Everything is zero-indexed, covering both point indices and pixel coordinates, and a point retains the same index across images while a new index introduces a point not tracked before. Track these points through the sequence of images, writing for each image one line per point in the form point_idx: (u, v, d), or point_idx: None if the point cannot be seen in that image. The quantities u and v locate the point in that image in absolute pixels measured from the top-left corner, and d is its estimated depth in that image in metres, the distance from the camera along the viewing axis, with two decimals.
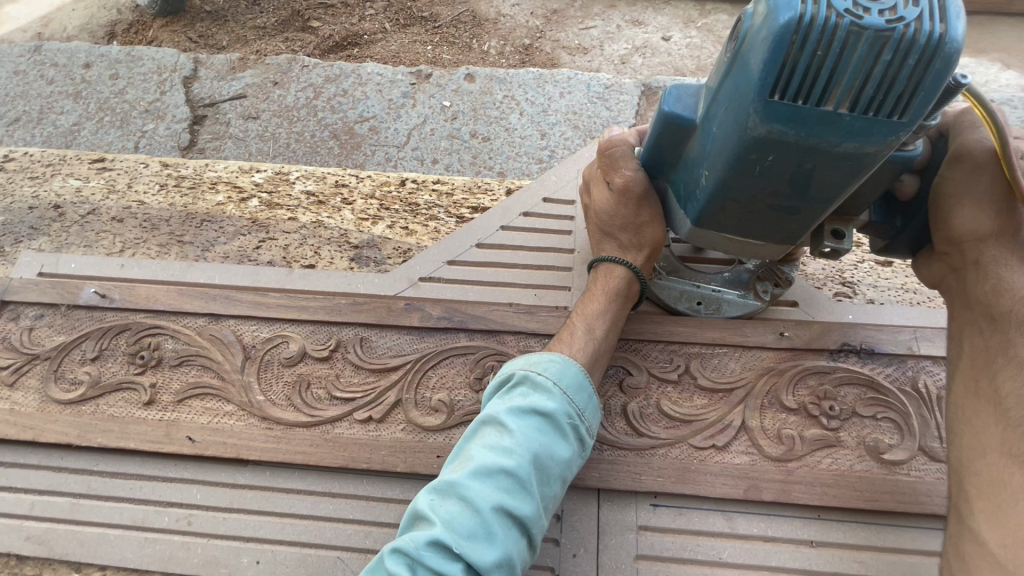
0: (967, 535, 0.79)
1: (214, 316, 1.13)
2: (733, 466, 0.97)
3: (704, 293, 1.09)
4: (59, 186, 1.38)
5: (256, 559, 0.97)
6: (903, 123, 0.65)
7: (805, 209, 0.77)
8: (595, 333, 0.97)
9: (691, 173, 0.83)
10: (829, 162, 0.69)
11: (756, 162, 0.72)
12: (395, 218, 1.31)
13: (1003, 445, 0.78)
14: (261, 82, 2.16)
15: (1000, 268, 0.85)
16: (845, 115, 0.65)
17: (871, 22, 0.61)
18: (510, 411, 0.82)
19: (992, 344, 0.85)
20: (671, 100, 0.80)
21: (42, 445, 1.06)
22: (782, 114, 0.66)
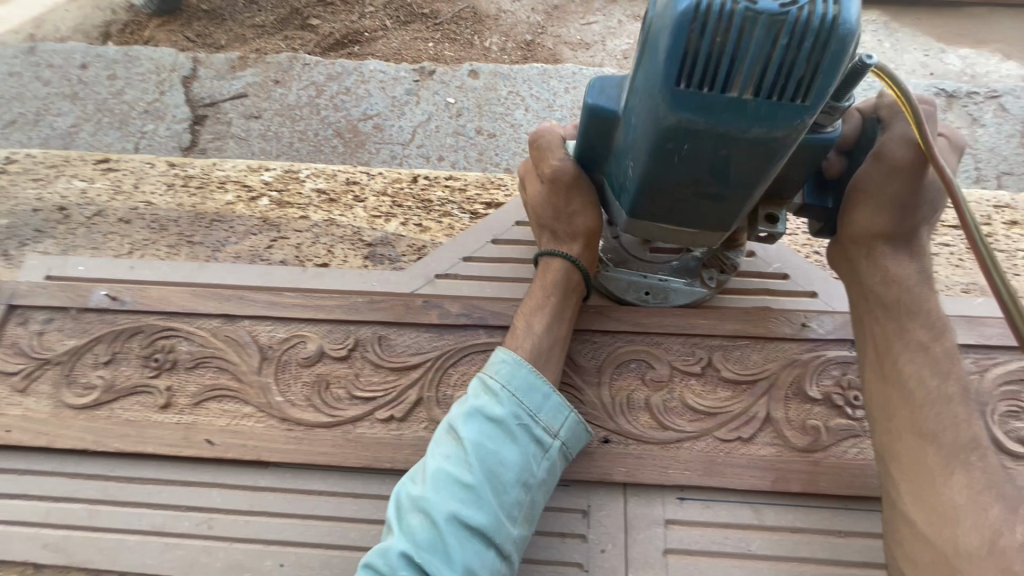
0: (897, 516, 0.80)
1: (229, 317, 1.12)
2: (760, 458, 0.96)
3: (653, 283, 1.09)
4: (64, 188, 1.35)
5: (280, 561, 0.96)
6: (806, 107, 0.65)
7: (727, 195, 0.77)
8: (533, 327, 0.96)
9: (621, 165, 0.83)
10: (743, 148, 0.69)
11: (672, 151, 0.71)
12: (408, 215, 1.30)
13: (914, 425, 0.81)
14: (262, 81, 2.14)
15: (886, 259, 0.89)
16: (752, 101, 0.65)
17: (764, 7, 0.61)
18: (464, 419, 0.84)
19: (889, 330, 0.88)
20: (594, 93, 0.80)
21: (56, 451, 1.04)
22: (689, 102, 0.65)
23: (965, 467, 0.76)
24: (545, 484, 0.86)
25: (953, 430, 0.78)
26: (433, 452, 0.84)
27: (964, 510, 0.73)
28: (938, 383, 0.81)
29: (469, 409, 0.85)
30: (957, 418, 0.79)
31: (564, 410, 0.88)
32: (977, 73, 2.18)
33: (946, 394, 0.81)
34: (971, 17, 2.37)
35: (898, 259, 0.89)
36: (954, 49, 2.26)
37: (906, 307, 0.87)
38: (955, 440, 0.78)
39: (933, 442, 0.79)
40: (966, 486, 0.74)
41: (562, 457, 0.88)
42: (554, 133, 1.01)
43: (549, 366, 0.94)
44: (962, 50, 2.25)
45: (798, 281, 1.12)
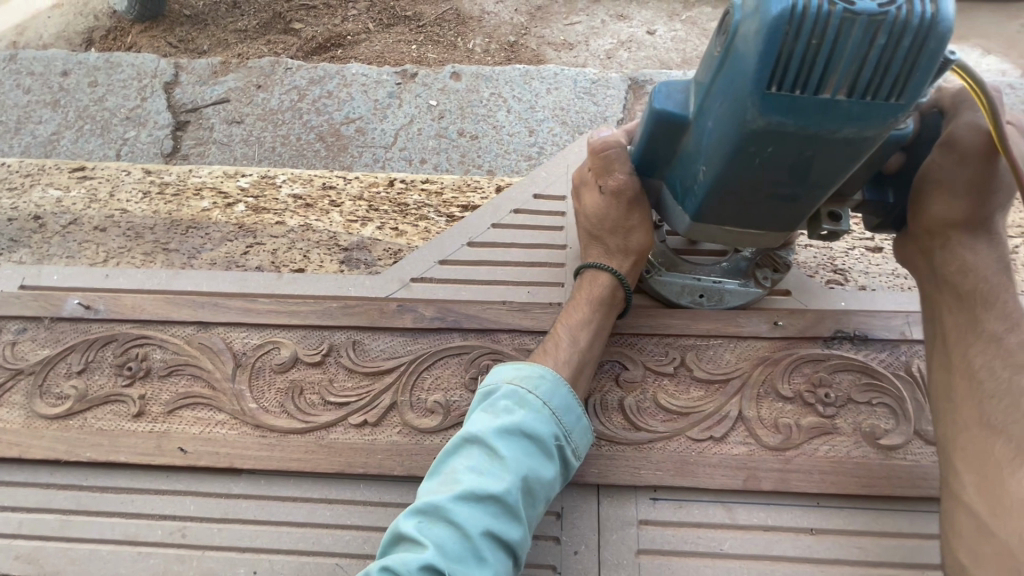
0: (956, 506, 0.81)
1: (203, 324, 1.12)
2: (731, 457, 0.96)
3: (706, 286, 1.09)
4: (39, 197, 1.35)
5: (252, 569, 0.95)
6: (901, 105, 0.64)
7: (803, 197, 0.76)
8: (579, 342, 0.96)
9: (687, 169, 0.82)
10: (829, 150, 0.68)
11: (754, 154, 0.70)
12: (384, 219, 1.30)
13: (983, 416, 0.81)
14: (244, 86, 2.13)
15: (962, 249, 0.90)
16: (844, 101, 0.64)
17: (863, 8, 0.61)
18: (500, 432, 0.83)
19: (962, 323, 0.89)
20: (661, 97, 0.80)
21: (29, 462, 1.04)
22: (781, 105, 0.65)
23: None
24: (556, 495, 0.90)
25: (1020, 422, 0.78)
26: (460, 461, 0.82)
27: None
28: (1013, 376, 0.81)
29: (505, 422, 0.84)
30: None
31: (588, 432, 0.91)
32: None
33: (1017, 387, 0.80)
34: (953, 13, 2.38)
35: (976, 249, 0.90)
36: None
37: (981, 298, 0.88)
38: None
39: (1002, 434, 0.78)
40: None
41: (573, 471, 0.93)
42: (616, 138, 0.98)
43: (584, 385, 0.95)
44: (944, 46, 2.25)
45: None
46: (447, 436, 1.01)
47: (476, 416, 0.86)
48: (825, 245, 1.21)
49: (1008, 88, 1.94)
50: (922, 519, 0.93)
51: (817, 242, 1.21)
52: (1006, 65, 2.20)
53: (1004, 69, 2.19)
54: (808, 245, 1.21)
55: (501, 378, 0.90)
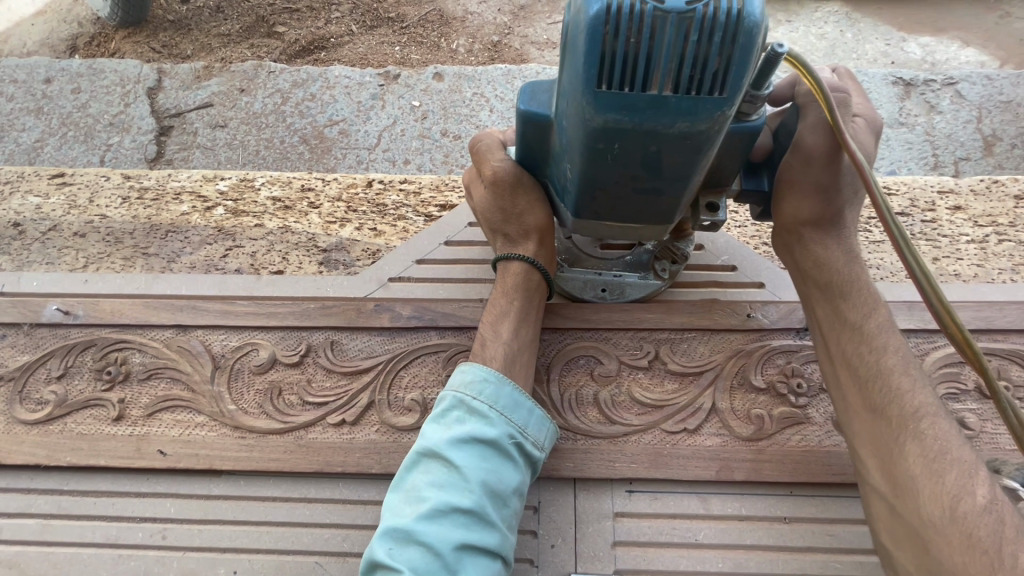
0: (876, 496, 0.80)
1: (182, 327, 1.12)
2: (704, 449, 0.98)
3: (608, 280, 1.10)
4: (18, 204, 1.35)
5: (233, 569, 0.96)
6: (725, 99, 0.64)
7: (668, 190, 0.76)
8: (500, 333, 0.98)
9: (561, 168, 0.82)
10: (672, 143, 0.68)
11: (605, 151, 0.71)
12: (363, 220, 1.30)
13: (867, 401, 0.82)
14: (228, 90, 2.14)
15: (815, 246, 0.94)
16: (671, 97, 0.64)
17: (672, 6, 0.60)
18: (452, 444, 0.83)
19: (830, 314, 0.91)
20: (525, 98, 0.80)
21: (10, 467, 1.04)
22: (612, 104, 0.65)
23: (914, 434, 0.74)
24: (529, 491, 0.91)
25: (898, 400, 0.78)
26: (421, 480, 0.82)
27: (919, 480, 0.72)
28: (881, 357, 0.82)
29: (456, 432, 0.85)
30: (900, 389, 0.79)
31: (545, 422, 0.92)
32: (937, 60, 2.20)
33: (885, 367, 0.81)
34: (933, 6, 2.40)
35: (826, 244, 0.94)
36: (915, 36, 2.28)
37: (840, 288, 0.91)
38: (901, 411, 0.77)
39: (883, 416, 0.79)
40: (919, 454, 0.73)
41: (541, 465, 0.94)
42: (492, 137, 1.04)
43: (522, 372, 0.95)
44: (923, 38, 2.27)
45: (746, 272, 1.14)
46: None
47: (429, 430, 0.87)
48: None
49: (984, 80, 1.95)
50: None
51: None
52: (983, 56, 2.23)
53: (982, 61, 2.21)
54: None
55: (446, 390, 0.91)
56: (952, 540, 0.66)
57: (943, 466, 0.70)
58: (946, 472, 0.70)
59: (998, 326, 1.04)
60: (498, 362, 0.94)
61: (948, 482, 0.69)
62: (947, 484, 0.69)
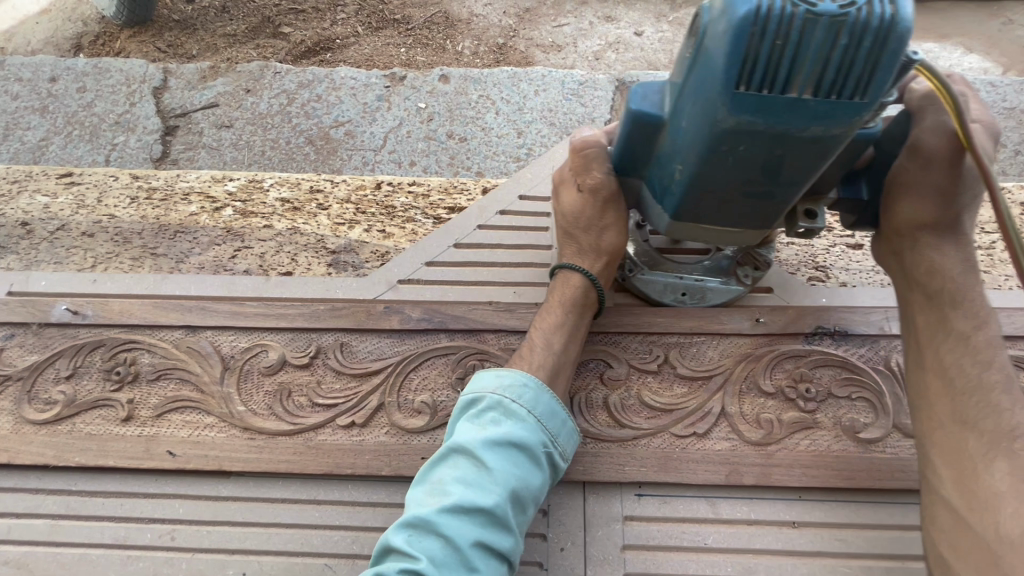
0: (939, 504, 0.82)
1: (191, 328, 1.12)
2: (714, 453, 0.98)
3: (688, 284, 1.10)
4: (26, 203, 1.35)
5: (241, 570, 0.96)
6: (865, 104, 0.64)
7: (778, 193, 0.78)
8: (553, 346, 0.98)
9: (665, 168, 0.83)
10: (799, 148, 0.70)
11: (728, 153, 0.72)
12: (371, 222, 1.31)
13: (957, 413, 0.83)
14: (233, 90, 2.14)
15: (929, 250, 0.92)
16: (810, 100, 0.64)
17: (824, 9, 0.61)
18: (487, 442, 0.84)
19: (932, 321, 0.91)
20: (637, 99, 0.81)
21: (18, 467, 1.04)
22: (750, 105, 0.66)
23: (1008, 452, 0.76)
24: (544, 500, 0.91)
25: (994, 416, 0.79)
26: (448, 474, 0.83)
27: (1005, 497, 0.73)
28: (982, 371, 0.83)
29: (492, 432, 0.85)
30: (998, 406, 0.80)
31: (574, 434, 0.93)
32: (941, 67, 2.21)
33: (986, 382, 0.82)
34: (936, 13, 2.41)
35: (941, 248, 0.92)
36: (919, 43, 2.29)
37: (949, 296, 0.90)
38: (996, 428, 0.78)
39: (974, 429, 0.80)
40: (1008, 472, 0.74)
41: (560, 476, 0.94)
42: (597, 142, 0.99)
43: (562, 383, 0.97)
44: (927, 45, 2.28)
45: None
46: (435, 436, 1.02)
47: (464, 427, 0.87)
48: (806, 242, 1.23)
49: (988, 87, 1.97)
50: (902, 510, 0.95)
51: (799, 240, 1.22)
52: (986, 63, 2.24)
53: (985, 68, 2.22)
54: (790, 242, 1.23)
55: (485, 387, 0.91)
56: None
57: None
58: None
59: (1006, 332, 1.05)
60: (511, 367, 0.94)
61: None
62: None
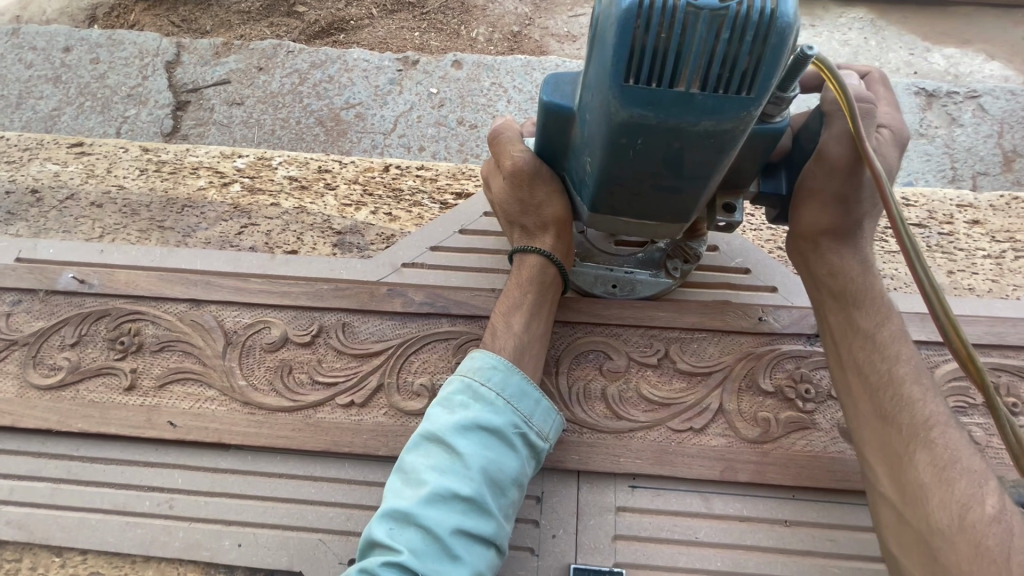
0: (880, 501, 0.80)
1: (195, 301, 1.13)
2: (710, 449, 0.98)
3: (618, 276, 1.11)
4: (37, 171, 1.36)
5: (238, 542, 0.98)
6: (750, 99, 0.63)
7: (687, 189, 0.74)
8: (512, 326, 0.98)
9: (580, 161, 0.81)
10: (695, 141, 0.67)
11: (627, 146, 0.69)
12: (378, 204, 1.31)
13: (876, 409, 0.83)
14: (246, 68, 2.13)
15: (831, 254, 0.94)
16: (698, 94, 0.63)
17: (705, 3, 0.60)
18: (457, 429, 0.85)
19: (841, 321, 0.92)
20: (549, 89, 0.79)
21: (21, 430, 1.06)
22: (639, 96, 0.64)
23: (925, 442, 0.75)
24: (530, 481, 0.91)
25: (909, 407, 0.79)
26: (422, 463, 0.84)
27: (929, 487, 0.72)
28: (896, 366, 0.83)
29: (460, 418, 0.86)
30: (912, 398, 0.80)
31: (552, 413, 0.92)
32: (961, 73, 2.17)
33: (897, 375, 0.83)
34: (959, 17, 2.37)
35: (842, 253, 0.94)
36: (940, 47, 2.25)
37: (853, 296, 0.92)
38: (912, 419, 0.78)
39: (892, 424, 0.80)
40: (929, 462, 0.74)
41: (543, 458, 0.94)
42: (513, 129, 1.02)
43: (528, 364, 0.96)
44: (948, 50, 2.25)
45: (759, 276, 1.14)
46: None
47: (435, 414, 0.88)
48: None
49: (1008, 94, 1.93)
50: None
51: None
52: (1007, 71, 2.20)
53: (1006, 76, 2.19)
54: None
55: (455, 375, 0.92)
56: (962, 549, 0.66)
57: (953, 474, 0.71)
58: (956, 480, 0.70)
59: (1010, 342, 1.04)
60: (511, 355, 0.95)
61: (959, 490, 0.70)
62: (959, 491, 0.69)
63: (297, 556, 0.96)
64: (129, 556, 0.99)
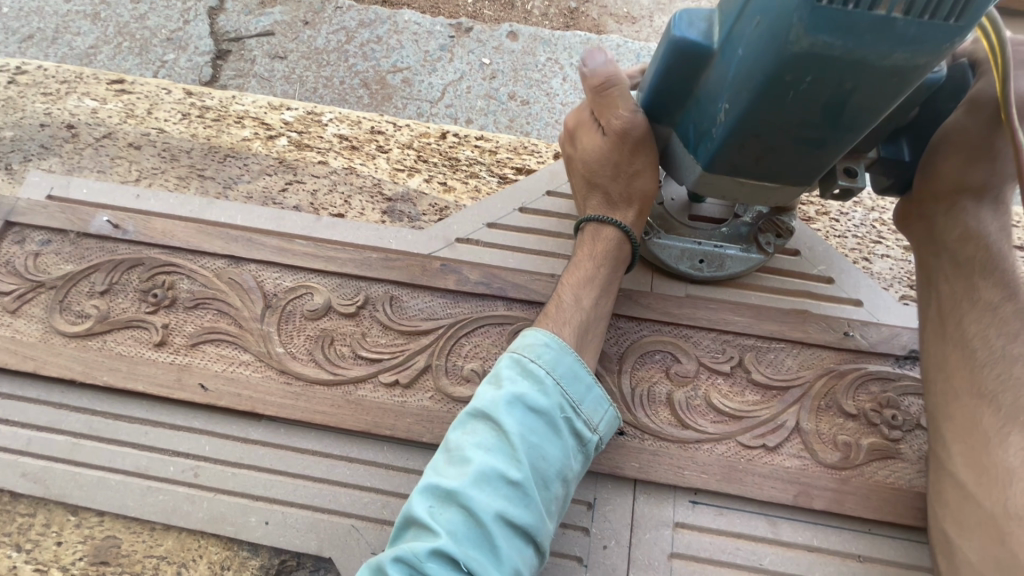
0: (944, 479, 0.84)
1: (234, 259, 1.05)
2: (784, 470, 0.90)
3: (707, 251, 1.03)
4: (74, 105, 1.28)
5: (265, 519, 0.91)
6: (958, 28, 0.54)
7: (833, 142, 0.68)
8: (582, 303, 0.91)
9: (706, 111, 0.73)
10: (874, 82, 0.60)
11: (790, 85, 0.62)
12: (433, 172, 1.22)
13: (973, 386, 0.83)
14: (291, 21, 2.04)
15: (966, 215, 0.89)
16: (900, 19, 0.54)
17: None
18: (504, 405, 0.79)
19: (957, 290, 0.90)
20: (683, 25, 0.71)
21: (43, 378, 0.99)
22: (829, 21, 0.55)
23: (1022, 427, 0.77)
24: (575, 476, 0.84)
25: (1013, 391, 0.79)
26: (466, 440, 0.78)
27: (1015, 474, 0.75)
28: (1005, 343, 0.82)
29: (508, 394, 0.80)
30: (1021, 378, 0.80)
31: (603, 402, 0.85)
32: None
33: (1011, 354, 0.81)
34: None
35: (979, 215, 0.89)
36: None
37: (978, 267, 0.88)
38: (1014, 403, 0.78)
39: (991, 403, 0.81)
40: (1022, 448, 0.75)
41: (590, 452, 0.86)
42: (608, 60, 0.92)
43: (592, 345, 0.90)
44: None
45: (843, 287, 1.04)
46: None
47: (482, 390, 0.82)
48: (903, 257, 1.11)
49: None
50: None
51: (894, 253, 1.12)
52: None
53: None
54: (884, 255, 1.11)
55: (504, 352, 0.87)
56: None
57: None
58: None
59: None
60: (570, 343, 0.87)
61: None
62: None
63: (326, 542, 0.90)
64: (148, 522, 0.93)
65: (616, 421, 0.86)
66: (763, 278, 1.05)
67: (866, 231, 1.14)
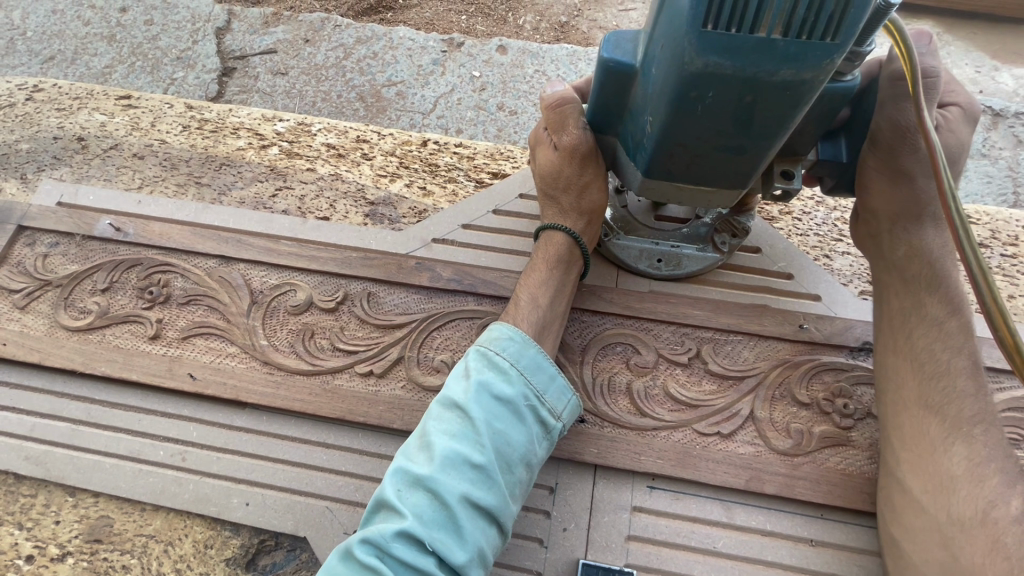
0: (892, 484, 0.86)
1: (225, 259, 1.13)
2: (737, 456, 0.94)
3: (664, 251, 1.08)
4: (85, 120, 1.38)
5: (246, 501, 0.97)
6: (835, 46, 0.61)
7: (752, 149, 0.72)
8: (539, 302, 0.96)
9: (638, 123, 0.79)
10: (771, 95, 0.65)
11: (697, 100, 0.68)
12: (413, 177, 1.29)
13: (922, 399, 0.86)
14: (293, 39, 2.15)
15: (908, 235, 0.93)
16: (780, 41, 0.61)
17: None
18: (469, 394, 0.83)
19: (906, 306, 0.92)
20: (609, 47, 0.78)
21: (47, 369, 1.07)
22: (717, 44, 0.62)
23: (965, 437, 0.81)
24: (540, 463, 0.87)
25: (956, 404, 0.84)
26: (434, 427, 0.82)
27: (960, 480, 0.79)
28: (950, 358, 0.87)
29: (475, 384, 0.84)
30: (960, 392, 0.84)
31: (567, 391, 0.89)
32: None
33: (954, 369, 0.86)
34: None
35: (922, 233, 0.93)
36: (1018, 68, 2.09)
37: (925, 282, 0.92)
38: (958, 414, 0.83)
39: (938, 414, 0.84)
40: (965, 456, 0.80)
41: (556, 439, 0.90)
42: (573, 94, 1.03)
43: (550, 339, 0.95)
44: None
45: (802, 282, 1.07)
46: None
47: (450, 381, 0.86)
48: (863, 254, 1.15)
49: None
50: None
51: (854, 250, 1.15)
52: None
53: None
54: (845, 252, 1.15)
55: (473, 345, 0.91)
56: (980, 541, 0.75)
57: (985, 472, 0.78)
58: (988, 478, 0.78)
59: None
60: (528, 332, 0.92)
61: (988, 487, 0.77)
62: (988, 489, 0.77)
63: (302, 522, 0.95)
64: (138, 502, 0.99)
65: (575, 415, 0.90)
66: (724, 274, 1.08)
67: (827, 230, 1.19)
